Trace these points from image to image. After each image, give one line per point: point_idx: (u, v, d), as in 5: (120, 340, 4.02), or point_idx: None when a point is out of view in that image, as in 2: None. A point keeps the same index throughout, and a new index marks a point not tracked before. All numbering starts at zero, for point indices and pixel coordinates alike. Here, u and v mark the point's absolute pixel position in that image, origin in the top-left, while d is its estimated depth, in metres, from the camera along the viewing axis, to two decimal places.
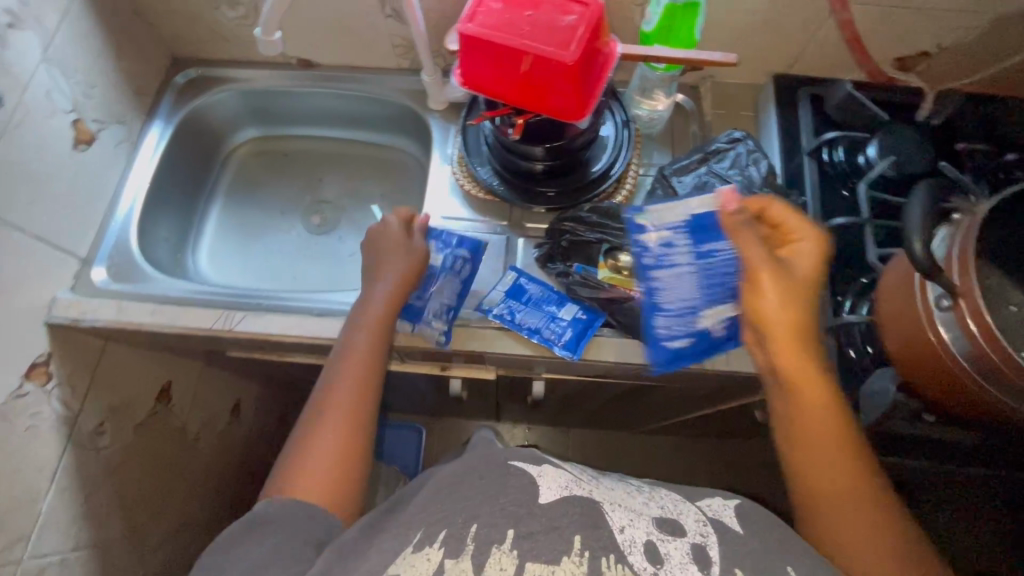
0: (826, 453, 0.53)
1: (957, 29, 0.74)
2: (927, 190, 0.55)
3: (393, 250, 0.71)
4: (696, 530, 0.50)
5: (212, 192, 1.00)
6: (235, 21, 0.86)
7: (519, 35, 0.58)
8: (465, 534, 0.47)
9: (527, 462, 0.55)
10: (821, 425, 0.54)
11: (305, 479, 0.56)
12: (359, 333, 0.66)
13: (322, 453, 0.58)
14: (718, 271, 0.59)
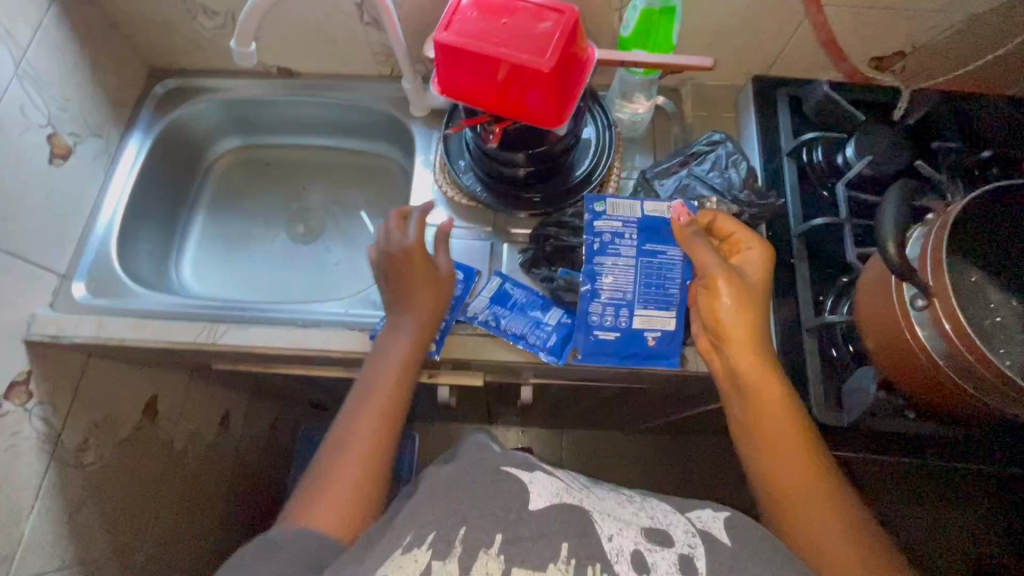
0: (788, 453, 0.57)
1: (930, 28, 0.75)
2: (900, 192, 0.55)
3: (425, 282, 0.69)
4: (684, 541, 0.50)
5: (194, 203, 0.99)
6: (213, 30, 0.85)
7: (495, 43, 0.58)
8: (454, 536, 0.47)
9: (519, 469, 0.55)
10: (779, 428, 0.58)
11: (327, 513, 0.54)
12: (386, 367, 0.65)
13: (339, 485, 0.56)
14: (656, 271, 0.68)
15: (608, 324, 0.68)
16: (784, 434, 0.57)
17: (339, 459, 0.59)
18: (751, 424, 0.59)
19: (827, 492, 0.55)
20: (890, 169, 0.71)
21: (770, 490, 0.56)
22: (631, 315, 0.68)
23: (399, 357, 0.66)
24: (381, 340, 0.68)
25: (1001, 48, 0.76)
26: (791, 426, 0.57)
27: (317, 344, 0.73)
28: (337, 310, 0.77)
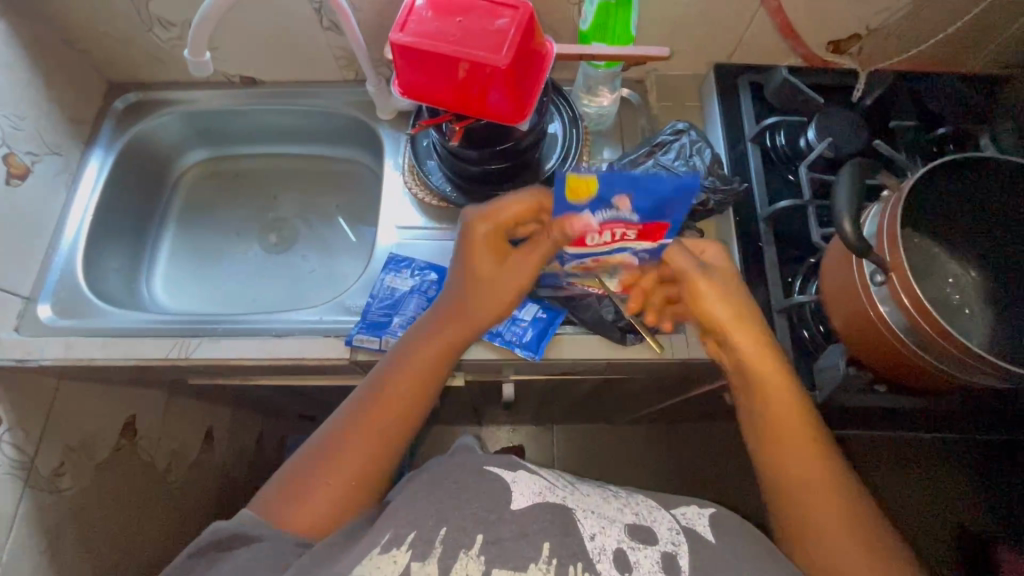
0: (794, 450, 0.56)
1: (882, 11, 0.76)
2: (852, 172, 0.57)
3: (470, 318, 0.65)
4: (668, 539, 0.50)
5: (163, 217, 0.98)
6: (169, 41, 0.84)
7: (451, 43, 0.58)
8: (433, 538, 0.47)
9: (502, 468, 0.55)
10: (785, 421, 0.58)
11: (317, 499, 0.54)
12: (385, 390, 0.60)
13: (323, 485, 0.55)
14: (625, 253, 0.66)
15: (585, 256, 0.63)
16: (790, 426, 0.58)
17: (326, 463, 0.56)
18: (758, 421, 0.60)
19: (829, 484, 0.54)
20: (852, 150, 0.72)
21: (777, 487, 0.56)
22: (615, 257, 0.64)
23: (406, 376, 0.61)
24: (404, 338, 0.65)
25: (953, 26, 0.77)
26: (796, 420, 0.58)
27: (292, 353, 0.72)
28: (312, 318, 0.76)
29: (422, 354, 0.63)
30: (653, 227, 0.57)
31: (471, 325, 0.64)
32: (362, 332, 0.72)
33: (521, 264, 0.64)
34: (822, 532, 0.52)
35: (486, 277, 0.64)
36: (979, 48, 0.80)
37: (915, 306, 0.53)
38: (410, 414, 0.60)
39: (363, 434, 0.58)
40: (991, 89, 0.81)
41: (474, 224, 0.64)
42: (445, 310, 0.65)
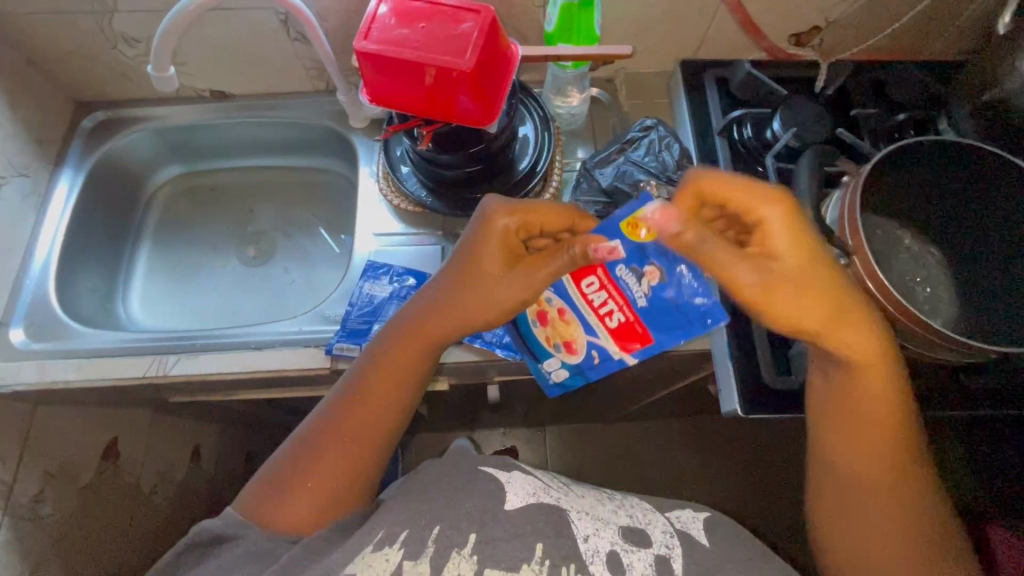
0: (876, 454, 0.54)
1: (838, 3, 0.78)
2: (811, 161, 0.59)
3: (449, 312, 0.59)
4: (662, 542, 0.51)
5: (138, 235, 0.97)
6: (136, 58, 0.83)
7: (415, 48, 0.58)
8: (426, 536, 0.48)
9: (497, 469, 0.55)
10: (877, 427, 0.54)
11: (299, 503, 0.55)
12: (371, 392, 0.59)
13: (307, 487, 0.56)
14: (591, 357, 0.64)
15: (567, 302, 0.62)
16: (869, 424, 0.54)
17: (311, 465, 0.57)
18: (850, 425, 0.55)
19: (894, 483, 0.55)
20: (817, 139, 0.73)
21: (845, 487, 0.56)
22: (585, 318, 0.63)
23: (387, 378, 0.59)
24: (379, 335, 0.62)
25: (907, 14, 0.79)
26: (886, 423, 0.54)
27: (272, 365, 0.72)
28: (292, 330, 0.76)
29: (398, 356, 0.60)
30: (641, 327, 0.59)
31: (467, 323, 0.59)
32: (342, 341, 0.72)
33: (527, 276, 0.56)
34: (861, 523, 0.55)
35: (492, 284, 0.57)
36: (934, 34, 0.83)
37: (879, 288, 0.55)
38: (388, 415, 0.59)
39: (347, 439, 0.58)
40: (947, 74, 0.83)
41: (495, 220, 0.56)
42: (433, 308, 0.60)
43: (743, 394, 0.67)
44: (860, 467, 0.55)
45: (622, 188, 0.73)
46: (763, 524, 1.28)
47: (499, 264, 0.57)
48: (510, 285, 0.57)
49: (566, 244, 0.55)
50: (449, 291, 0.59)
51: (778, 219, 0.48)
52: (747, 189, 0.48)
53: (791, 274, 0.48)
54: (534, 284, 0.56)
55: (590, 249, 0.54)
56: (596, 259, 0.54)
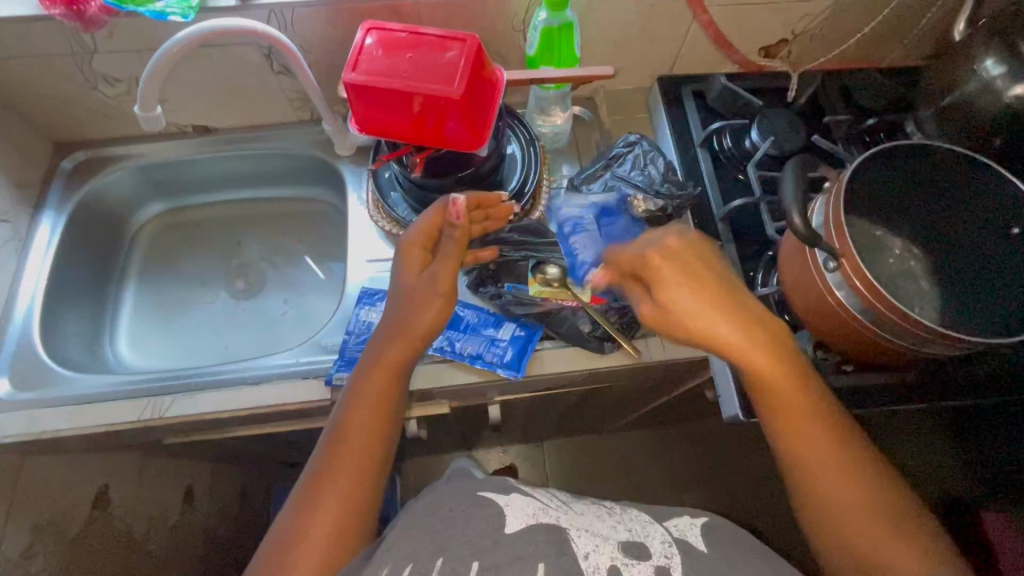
0: (824, 453, 0.56)
1: (803, 16, 0.82)
2: (799, 166, 0.60)
3: (392, 334, 0.63)
4: (661, 552, 0.50)
5: (123, 274, 0.95)
6: (117, 97, 0.83)
7: (404, 78, 0.59)
8: (431, 567, 0.48)
9: (496, 493, 0.55)
10: (811, 423, 0.57)
11: (304, 554, 0.54)
12: (354, 427, 0.60)
13: (310, 535, 0.55)
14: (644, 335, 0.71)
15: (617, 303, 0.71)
16: (791, 411, 0.57)
17: (312, 510, 0.56)
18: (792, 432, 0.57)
19: (861, 481, 0.55)
20: (794, 146, 0.76)
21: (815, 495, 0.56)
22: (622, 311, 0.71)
23: (366, 412, 0.61)
24: (352, 375, 0.64)
25: (868, 24, 0.83)
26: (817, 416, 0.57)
27: (271, 399, 0.71)
28: (288, 362, 0.76)
29: (368, 387, 0.62)
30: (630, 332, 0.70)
31: (416, 345, 0.63)
32: (342, 371, 0.71)
33: (435, 269, 0.65)
34: (850, 527, 0.53)
35: (414, 292, 0.65)
36: (895, 41, 0.87)
37: (868, 288, 0.57)
38: (370, 448, 0.60)
39: (342, 477, 0.58)
40: (911, 78, 0.88)
41: (402, 251, 0.68)
42: (387, 336, 0.64)
43: (744, 399, 0.68)
44: (823, 469, 0.56)
45: (610, 204, 0.75)
46: (765, 527, 1.28)
47: (413, 275, 0.67)
48: (436, 274, 0.65)
49: (445, 235, 0.67)
50: (398, 317, 0.64)
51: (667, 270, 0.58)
52: (637, 256, 0.60)
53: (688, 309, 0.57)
54: (446, 270, 0.65)
55: (449, 217, 0.67)
56: (461, 220, 0.66)
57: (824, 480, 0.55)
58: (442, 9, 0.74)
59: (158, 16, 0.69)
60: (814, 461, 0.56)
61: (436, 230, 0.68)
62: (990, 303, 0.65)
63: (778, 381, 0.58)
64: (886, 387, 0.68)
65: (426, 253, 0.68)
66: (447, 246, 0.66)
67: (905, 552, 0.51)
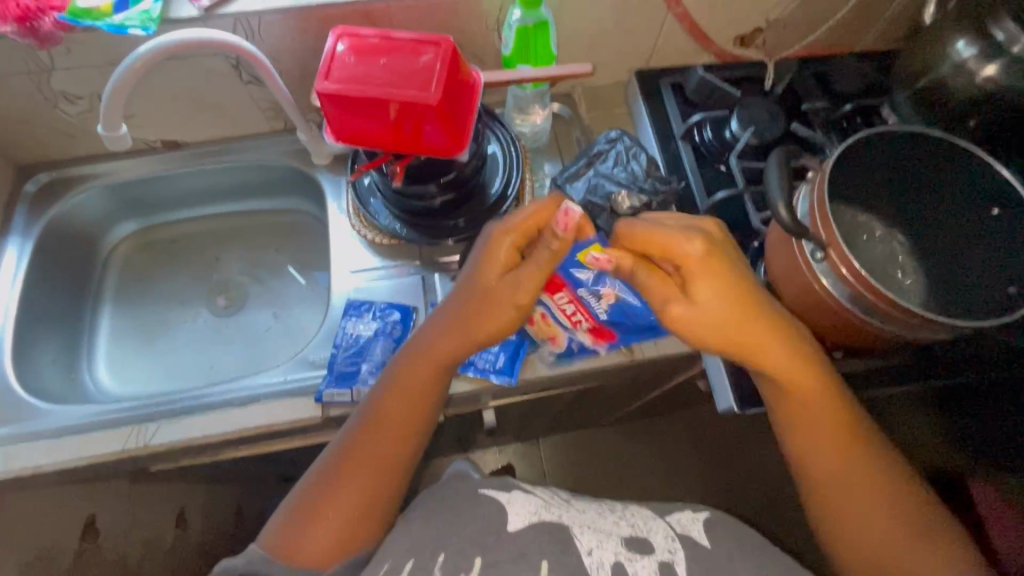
0: (830, 438, 0.57)
1: (777, 4, 0.82)
2: (783, 158, 0.60)
3: (447, 313, 0.61)
4: (665, 547, 0.51)
5: (98, 297, 0.92)
6: (80, 115, 0.80)
7: (379, 86, 0.58)
8: (433, 565, 0.48)
9: (497, 490, 0.55)
10: (823, 412, 0.57)
11: (316, 537, 0.55)
12: (388, 420, 0.59)
13: (329, 520, 0.56)
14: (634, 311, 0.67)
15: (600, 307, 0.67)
16: (808, 399, 0.57)
17: (330, 495, 0.57)
18: (800, 416, 0.58)
19: (865, 469, 0.57)
20: (774, 135, 0.76)
21: (811, 471, 0.58)
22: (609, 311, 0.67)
23: (402, 407, 0.60)
24: (385, 372, 0.63)
25: (840, 11, 0.84)
26: (832, 410, 0.57)
27: (260, 420, 0.69)
28: (276, 380, 0.74)
29: (414, 377, 0.60)
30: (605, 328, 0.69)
31: (466, 342, 0.60)
32: (332, 387, 0.70)
33: (520, 278, 0.58)
34: (844, 500, 0.56)
35: (493, 292, 0.59)
36: (867, 28, 0.88)
37: (856, 277, 0.57)
38: (400, 445, 0.59)
39: (368, 467, 0.58)
40: (884, 62, 0.88)
41: (497, 236, 0.60)
42: (443, 326, 0.61)
43: (738, 391, 0.68)
44: (822, 452, 0.57)
45: (596, 202, 0.74)
46: (764, 510, 1.30)
47: (500, 271, 0.59)
48: (522, 282, 0.57)
49: (544, 238, 0.57)
50: (460, 305, 0.60)
51: (698, 258, 0.54)
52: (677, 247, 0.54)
53: (721, 307, 0.54)
54: (529, 286, 0.57)
55: (554, 227, 0.56)
56: (563, 233, 0.55)
57: (827, 458, 0.57)
58: (414, 12, 0.72)
59: (118, 30, 0.67)
60: (819, 445, 0.57)
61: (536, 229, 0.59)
62: (981, 288, 0.65)
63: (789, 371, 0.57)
64: (877, 370, 0.69)
65: (517, 249, 0.60)
66: (540, 254, 0.57)
67: (892, 530, 0.54)
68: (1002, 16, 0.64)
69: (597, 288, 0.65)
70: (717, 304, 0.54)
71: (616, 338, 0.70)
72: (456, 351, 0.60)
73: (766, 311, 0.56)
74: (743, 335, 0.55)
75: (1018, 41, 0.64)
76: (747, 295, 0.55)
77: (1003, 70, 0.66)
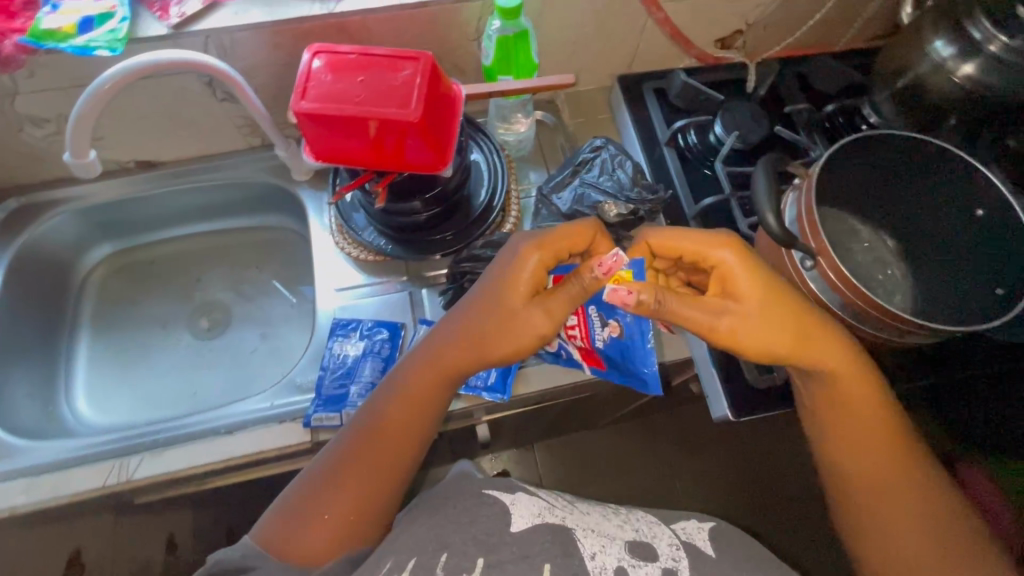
0: (865, 441, 0.55)
1: (756, 6, 0.82)
2: (770, 165, 0.59)
3: (457, 327, 0.57)
4: (668, 555, 0.50)
5: (74, 325, 0.89)
6: (47, 138, 0.77)
7: (358, 104, 0.56)
8: (434, 564, 0.46)
9: (501, 491, 0.55)
10: (862, 416, 0.55)
11: (313, 533, 0.52)
12: (389, 432, 0.57)
13: (328, 515, 0.53)
14: (629, 346, 0.64)
15: (599, 332, 0.65)
16: (846, 400, 0.55)
17: (333, 490, 0.54)
18: (833, 416, 0.56)
19: (902, 475, 0.54)
20: (759, 137, 0.75)
21: (843, 474, 0.56)
22: (604, 340, 0.65)
23: (410, 413, 0.57)
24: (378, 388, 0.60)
25: (819, 12, 0.84)
26: (871, 413, 0.55)
27: (248, 448, 0.68)
28: (264, 406, 0.72)
29: (422, 386, 0.58)
30: (596, 358, 0.65)
31: (474, 360, 0.56)
32: (320, 411, 0.68)
33: (547, 311, 0.55)
34: (875, 501, 0.54)
35: (510, 318, 0.55)
36: (845, 26, 0.88)
37: (846, 283, 0.57)
38: (404, 449, 0.57)
39: (369, 469, 0.55)
40: (864, 60, 0.88)
41: (526, 252, 0.55)
42: (455, 339, 0.57)
43: (732, 399, 0.68)
44: (855, 455, 0.56)
45: (582, 212, 0.74)
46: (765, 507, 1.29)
47: (522, 297, 0.55)
48: (541, 312, 0.55)
49: (577, 272, 0.54)
50: (470, 321, 0.56)
51: (732, 261, 0.53)
52: (705, 245, 0.54)
53: (753, 307, 0.53)
54: (552, 320, 0.55)
55: (594, 269, 0.52)
56: (603, 277, 0.52)
57: (860, 457, 0.55)
58: (390, 25, 0.71)
59: (82, 51, 0.65)
60: (853, 447, 0.56)
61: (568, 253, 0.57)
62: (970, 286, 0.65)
63: (834, 372, 0.54)
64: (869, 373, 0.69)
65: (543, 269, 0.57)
66: (571, 289, 0.54)
67: (922, 533, 0.52)
68: (979, 15, 0.65)
69: (606, 314, 0.65)
70: (750, 304, 0.53)
71: (602, 370, 0.65)
72: (455, 367, 0.57)
73: (811, 310, 0.54)
74: (778, 336, 0.53)
75: (994, 41, 0.64)
76: (787, 297, 0.53)
77: (982, 68, 0.66)
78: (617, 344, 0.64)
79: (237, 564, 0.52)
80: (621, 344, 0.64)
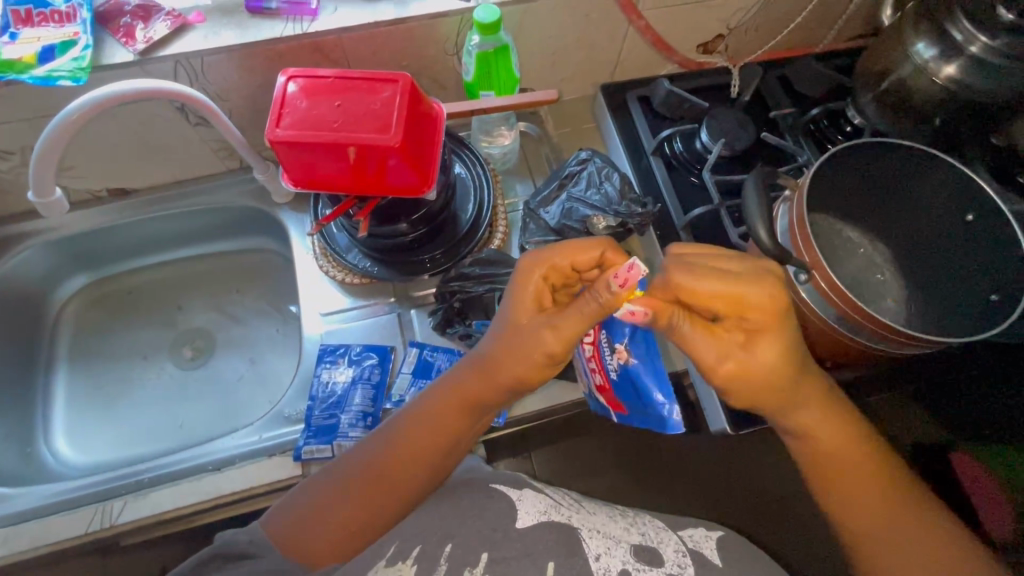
0: (868, 491, 0.52)
1: (736, 11, 0.81)
2: (760, 177, 0.59)
3: (474, 353, 0.56)
4: (675, 561, 0.47)
5: (50, 363, 0.86)
6: (12, 169, 0.74)
7: (335, 130, 0.54)
8: (439, 554, 0.47)
9: (509, 487, 0.55)
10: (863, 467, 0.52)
11: (316, 532, 0.52)
12: (394, 455, 0.54)
13: (328, 523, 0.52)
14: (640, 376, 0.60)
15: (609, 359, 0.61)
16: (848, 447, 0.53)
17: (334, 494, 0.53)
18: (840, 461, 0.53)
19: (911, 529, 0.51)
20: (745, 143, 0.75)
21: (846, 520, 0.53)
22: (616, 370, 0.61)
23: (422, 440, 0.54)
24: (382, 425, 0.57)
25: (800, 15, 0.84)
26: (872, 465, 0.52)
27: (236, 485, 0.65)
28: (251, 441, 0.70)
29: (438, 409, 0.55)
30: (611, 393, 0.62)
31: (490, 384, 0.54)
32: (311, 442, 0.66)
33: (557, 329, 0.50)
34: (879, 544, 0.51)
35: (518, 337, 0.51)
36: (826, 27, 0.88)
37: (841, 298, 0.57)
38: (405, 477, 0.54)
39: (368, 482, 0.53)
40: (848, 61, 0.88)
41: (529, 268, 0.52)
42: (468, 362, 0.55)
43: (728, 411, 0.67)
44: (858, 502, 0.52)
45: (571, 227, 0.73)
46: None
47: (530, 315, 0.53)
48: (552, 329, 0.50)
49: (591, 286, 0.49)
50: (483, 343, 0.54)
51: (764, 306, 0.48)
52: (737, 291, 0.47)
53: (762, 353, 0.49)
54: (563, 338, 0.50)
55: (607, 281, 0.47)
56: (619, 290, 0.47)
57: (866, 502, 0.52)
58: (367, 43, 0.69)
59: (43, 81, 0.61)
60: (856, 494, 0.52)
61: (574, 268, 0.53)
62: (962, 285, 0.66)
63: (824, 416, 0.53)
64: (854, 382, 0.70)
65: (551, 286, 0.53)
66: (584, 305, 0.49)
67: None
68: (958, 16, 0.64)
69: (615, 338, 0.61)
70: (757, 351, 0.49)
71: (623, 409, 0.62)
72: (468, 396, 0.54)
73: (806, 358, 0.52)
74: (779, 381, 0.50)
75: (975, 41, 0.63)
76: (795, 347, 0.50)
77: (964, 69, 0.66)
78: (628, 374, 0.60)
79: (241, 548, 0.52)
80: (631, 373, 0.60)
